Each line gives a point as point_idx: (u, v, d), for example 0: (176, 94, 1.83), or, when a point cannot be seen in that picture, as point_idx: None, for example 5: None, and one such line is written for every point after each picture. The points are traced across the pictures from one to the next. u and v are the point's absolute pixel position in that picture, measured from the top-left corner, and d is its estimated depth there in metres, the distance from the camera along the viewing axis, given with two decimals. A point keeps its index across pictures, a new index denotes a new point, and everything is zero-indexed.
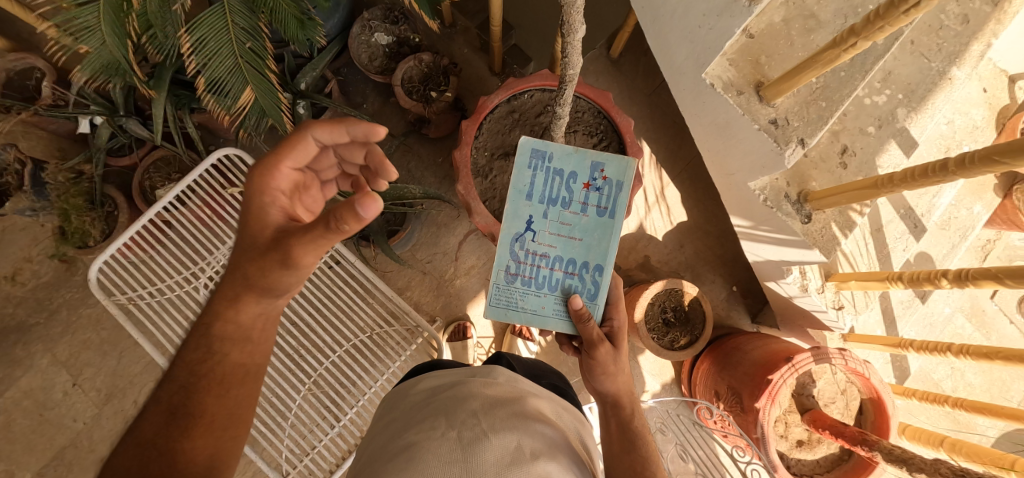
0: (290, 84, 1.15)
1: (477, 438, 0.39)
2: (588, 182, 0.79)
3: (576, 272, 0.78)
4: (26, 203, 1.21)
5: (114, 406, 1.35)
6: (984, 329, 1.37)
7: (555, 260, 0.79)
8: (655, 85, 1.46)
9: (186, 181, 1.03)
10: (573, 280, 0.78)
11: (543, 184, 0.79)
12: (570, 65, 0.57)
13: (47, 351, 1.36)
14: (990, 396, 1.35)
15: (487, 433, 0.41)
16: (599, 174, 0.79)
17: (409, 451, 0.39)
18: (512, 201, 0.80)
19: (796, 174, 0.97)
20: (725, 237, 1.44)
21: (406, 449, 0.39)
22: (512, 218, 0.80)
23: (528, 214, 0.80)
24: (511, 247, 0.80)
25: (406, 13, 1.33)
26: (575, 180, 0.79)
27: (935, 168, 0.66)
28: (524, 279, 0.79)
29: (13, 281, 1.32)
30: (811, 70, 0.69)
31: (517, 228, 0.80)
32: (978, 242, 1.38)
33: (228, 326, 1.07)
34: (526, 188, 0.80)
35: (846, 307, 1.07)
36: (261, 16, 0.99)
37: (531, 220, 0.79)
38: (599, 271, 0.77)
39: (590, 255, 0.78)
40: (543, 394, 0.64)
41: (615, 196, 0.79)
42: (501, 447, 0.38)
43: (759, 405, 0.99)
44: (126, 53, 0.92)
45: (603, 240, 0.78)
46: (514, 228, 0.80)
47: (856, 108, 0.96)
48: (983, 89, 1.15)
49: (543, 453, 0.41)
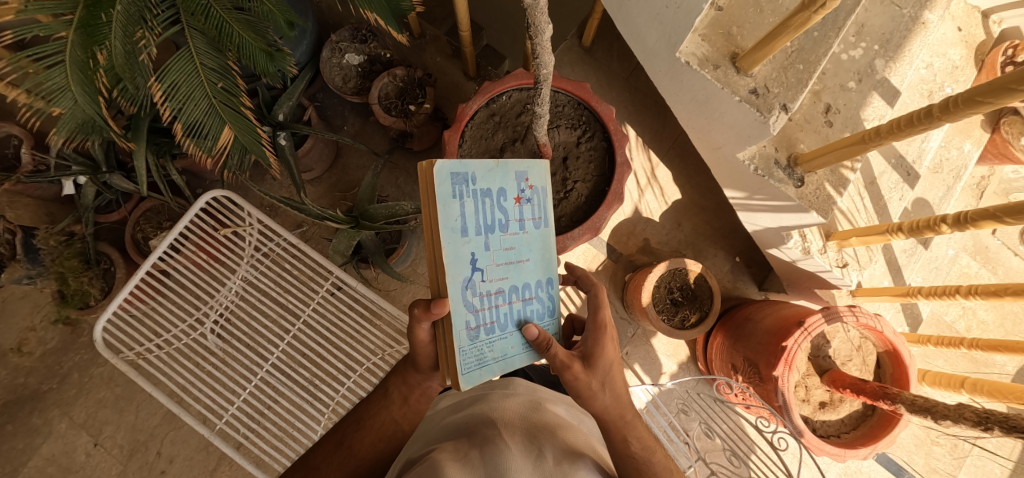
0: (268, 118, 1.14)
1: (501, 450, 0.39)
2: (518, 196, 0.62)
3: (533, 294, 0.62)
4: (22, 271, 1.21)
5: (138, 460, 1.35)
6: (989, 265, 1.37)
7: (512, 291, 0.60)
8: (632, 68, 1.45)
9: (178, 228, 1.01)
10: (531, 305, 0.62)
11: (474, 210, 0.56)
12: (542, 64, 0.56)
13: (65, 415, 1.36)
14: (1004, 331, 1.35)
15: (508, 444, 0.41)
16: (526, 184, 0.63)
17: (432, 462, 0.39)
18: (444, 241, 0.52)
19: (783, 138, 0.97)
20: (720, 210, 1.44)
21: (430, 460, 0.40)
22: (454, 262, 0.53)
23: (469, 251, 0.54)
24: (462, 297, 0.54)
25: (373, 30, 1.32)
26: (505, 196, 0.61)
27: (920, 116, 0.66)
28: (487, 328, 0.56)
29: (21, 351, 1.32)
30: (785, 34, 0.69)
31: (464, 273, 0.54)
32: (972, 181, 1.38)
33: (240, 368, 1.05)
34: (458, 221, 0.54)
35: (850, 264, 1.08)
36: (229, 55, 0.98)
37: (474, 258, 0.55)
38: (553, 285, 0.65)
39: (540, 273, 0.64)
40: (560, 401, 0.63)
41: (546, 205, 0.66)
42: (522, 454, 0.39)
43: (777, 373, 0.99)
44: (99, 110, 0.90)
45: (548, 252, 0.65)
46: (459, 272, 0.53)
47: (834, 65, 0.95)
48: (958, 29, 1.14)
49: (567, 458, 0.40)
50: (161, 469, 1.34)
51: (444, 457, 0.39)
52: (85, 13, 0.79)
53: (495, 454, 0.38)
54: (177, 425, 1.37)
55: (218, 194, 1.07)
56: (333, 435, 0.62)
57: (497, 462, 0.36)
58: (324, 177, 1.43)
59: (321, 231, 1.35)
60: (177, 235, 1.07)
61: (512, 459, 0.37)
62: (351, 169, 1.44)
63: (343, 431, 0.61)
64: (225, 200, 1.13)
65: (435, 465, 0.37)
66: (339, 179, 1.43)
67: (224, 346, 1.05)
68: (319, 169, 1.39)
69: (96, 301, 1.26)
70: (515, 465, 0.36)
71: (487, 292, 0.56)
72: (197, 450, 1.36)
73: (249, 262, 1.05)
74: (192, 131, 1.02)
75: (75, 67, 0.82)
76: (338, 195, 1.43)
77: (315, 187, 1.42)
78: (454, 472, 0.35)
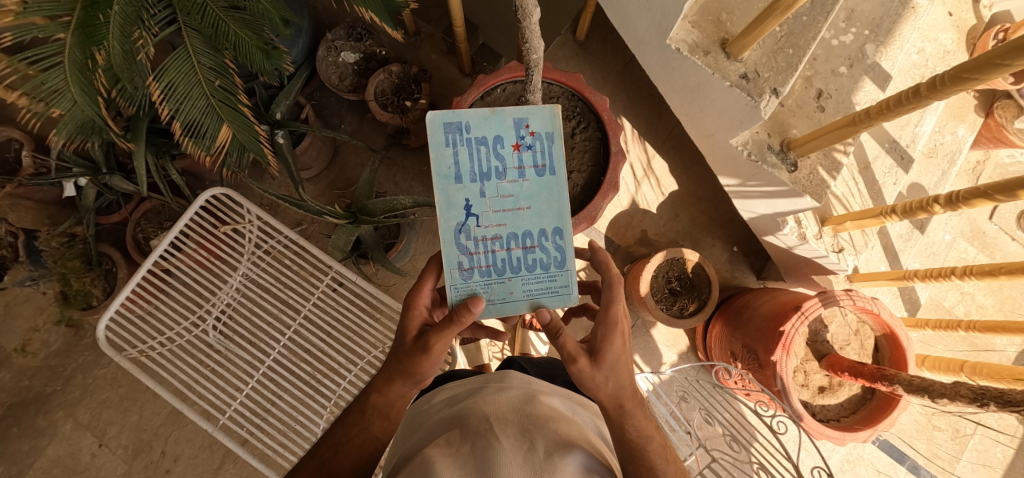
0: (264, 116, 1.15)
1: (492, 444, 0.40)
2: (517, 142, 0.64)
3: (535, 243, 0.64)
4: (25, 272, 1.21)
5: (143, 460, 1.35)
6: (987, 249, 1.38)
7: (510, 239, 0.63)
8: (626, 61, 1.46)
9: (178, 227, 1.01)
10: (535, 254, 0.64)
11: (469, 159, 0.63)
12: (531, 49, 0.57)
13: (69, 417, 1.37)
14: (1004, 314, 1.35)
15: (500, 437, 0.41)
16: (527, 130, 0.64)
17: (424, 458, 0.40)
18: (436, 187, 0.61)
19: (776, 123, 0.98)
20: (717, 199, 1.44)
21: (422, 456, 0.40)
22: (445, 208, 0.62)
23: (462, 198, 0.62)
24: (455, 242, 0.62)
25: (369, 28, 1.33)
26: (502, 143, 0.63)
27: (908, 95, 0.67)
28: (482, 271, 0.63)
29: (25, 352, 1.33)
30: (772, 18, 0.69)
31: (457, 218, 0.62)
32: (968, 166, 1.39)
33: (242, 365, 1.05)
34: (452, 169, 0.62)
35: (847, 248, 1.09)
36: (226, 53, 0.99)
37: (469, 205, 0.62)
38: (560, 235, 0.64)
39: (544, 221, 0.64)
40: (555, 392, 0.63)
41: (551, 150, 0.65)
42: (514, 448, 0.39)
43: (775, 358, 1.00)
44: (99, 109, 0.91)
45: (554, 200, 0.64)
46: (453, 217, 0.62)
47: (825, 51, 0.96)
48: (949, 14, 1.15)
49: (558, 450, 0.41)
50: (166, 468, 1.35)
51: (437, 452, 0.40)
52: (83, 14, 0.80)
53: (487, 449, 0.39)
54: (181, 424, 1.37)
55: (217, 192, 1.08)
56: (311, 460, 0.59)
57: (487, 458, 0.37)
58: (322, 175, 1.44)
59: (320, 229, 1.36)
60: (178, 234, 1.08)
61: (502, 454, 0.38)
62: (349, 166, 1.45)
63: (321, 456, 0.58)
64: (224, 198, 1.13)
65: (426, 461, 0.38)
66: (337, 177, 1.44)
67: (226, 342, 1.05)
68: (317, 167, 1.40)
69: (99, 302, 1.27)
70: (504, 460, 0.37)
71: (480, 238, 0.63)
72: (201, 448, 1.36)
73: (249, 259, 1.05)
74: (190, 131, 1.03)
75: (73, 67, 0.83)
76: (337, 192, 1.44)
77: (313, 184, 1.44)
78: (444, 469, 0.35)
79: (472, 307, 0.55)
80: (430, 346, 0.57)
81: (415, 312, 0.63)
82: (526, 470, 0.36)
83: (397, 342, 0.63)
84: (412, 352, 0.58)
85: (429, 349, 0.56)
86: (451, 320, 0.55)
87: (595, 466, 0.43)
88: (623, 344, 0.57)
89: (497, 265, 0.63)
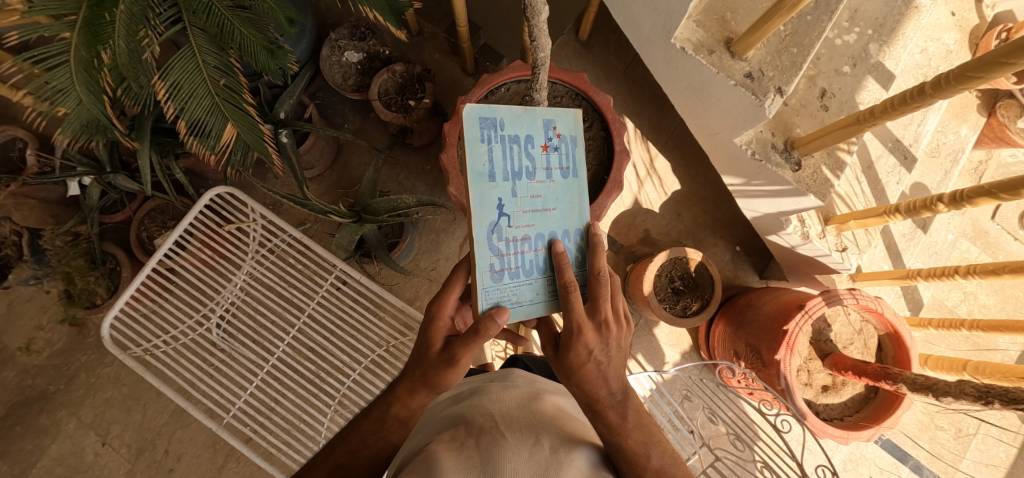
0: (269, 115, 1.15)
1: (496, 440, 0.40)
2: (546, 143, 0.64)
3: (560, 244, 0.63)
4: (30, 271, 1.21)
5: (146, 459, 1.35)
6: (989, 249, 1.38)
7: (538, 239, 0.62)
8: (629, 61, 1.47)
9: (182, 225, 1.01)
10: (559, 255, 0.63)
11: (502, 156, 0.61)
12: (539, 48, 0.57)
13: (72, 416, 1.37)
14: (1006, 314, 1.35)
15: (504, 434, 0.41)
16: (554, 132, 0.65)
17: (428, 454, 0.40)
18: (471, 183, 0.58)
19: (779, 123, 0.98)
20: (720, 199, 1.44)
21: (427, 452, 0.41)
22: (479, 206, 0.58)
23: (495, 196, 0.59)
24: (487, 242, 0.58)
25: (372, 28, 1.34)
26: (533, 143, 0.63)
27: (913, 94, 0.67)
28: (511, 273, 0.59)
29: (29, 351, 1.33)
30: (778, 17, 0.69)
31: (489, 217, 0.59)
32: (970, 165, 1.39)
33: (245, 363, 1.05)
34: (485, 166, 0.59)
35: (850, 247, 1.09)
36: (230, 52, 1.00)
37: (501, 203, 0.59)
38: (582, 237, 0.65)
39: (567, 223, 0.64)
40: (561, 391, 0.63)
41: (574, 154, 0.67)
42: (519, 443, 0.40)
43: (779, 356, 1.00)
44: (104, 108, 0.91)
45: (576, 202, 0.65)
46: (486, 215, 0.58)
47: (828, 50, 0.97)
48: (952, 13, 1.15)
49: (563, 447, 0.41)
50: (169, 468, 1.35)
51: (441, 447, 0.40)
52: (89, 13, 0.81)
53: (492, 444, 0.39)
54: (184, 423, 1.37)
55: (222, 191, 1.08)
56: (323, 461, 0.58)
57: (491, 453, 0.37)
58: (326, 174, 1.44)
59: (324, 228, 1.36)
60: (182, 233, 1.08)
61: (506, 449, 0.38)
62: (353, 166, 1.45)
63: (336, 460, 0.58)
64: (229, 196, 1.13)
65: (431, 456, 0.38)
66: (341, 177, 1.44)
67: (229, 340, 1.05)
68: (321, 166, 1.40)
69: (103, 300, 1.27)
70: (509, 456, 0.37)
71: (512, 238, 0.60)
72: (204, 447, 1.37)
73: (253, 258, 1.06)
74: (195, 130, 1.03)
75: (79, 66, 0.84)
76: (340, 192, 1.44)
77: (317, 184, 1.44)
78: (450, 464, 0.36)
79: (498, 319, 0.53)
80: (457, 358, 0.56)
81: (439, 323, 0.60)
82: (530, 467, 0.36)
83: (420, 352, 0.61)
84: (438, 364, 0.57)
85: (457, 360, 0.56)
86: (477, 333, 0.54)
87: (600, 465, 0.43)
88: (588, 353, 0.53)
89: (525, 266, 0.60)
